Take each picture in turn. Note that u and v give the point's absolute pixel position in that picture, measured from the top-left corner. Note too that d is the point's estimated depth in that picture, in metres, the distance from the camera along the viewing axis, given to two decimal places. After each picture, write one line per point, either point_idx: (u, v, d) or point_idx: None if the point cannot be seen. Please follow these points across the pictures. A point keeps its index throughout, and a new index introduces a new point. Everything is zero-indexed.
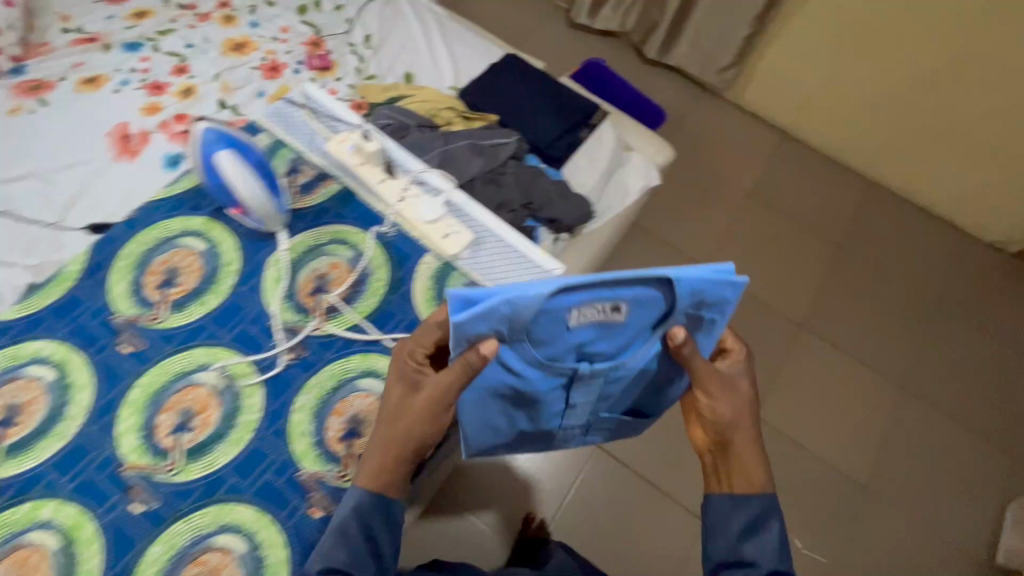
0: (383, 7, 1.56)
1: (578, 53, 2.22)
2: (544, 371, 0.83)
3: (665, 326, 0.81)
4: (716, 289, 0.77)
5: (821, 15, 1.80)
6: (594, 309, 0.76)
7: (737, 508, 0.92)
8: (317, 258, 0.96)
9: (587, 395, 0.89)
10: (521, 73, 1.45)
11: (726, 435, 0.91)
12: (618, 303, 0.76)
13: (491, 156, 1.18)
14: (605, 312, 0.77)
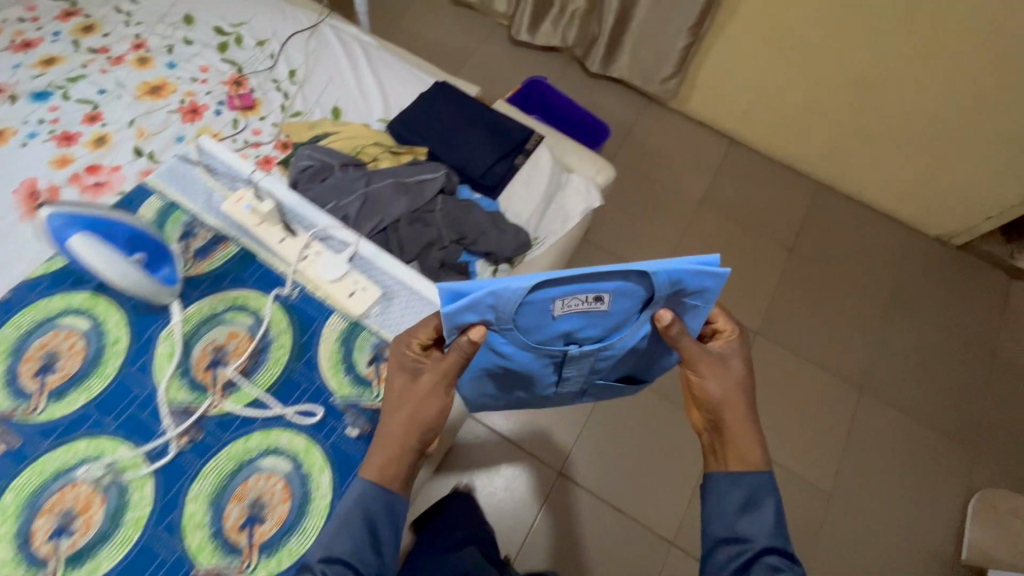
0: (308, 40, 1.52)
1: (522, 70, 2.20)
2: (536, 350, 0.90)
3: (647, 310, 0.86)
4: (696, 279, 0.81)
5: (755, 24, 1.80)
6: (576, 297, 0.83)
7: (738, 484, 0.90)
8: (214, 328, 0.92)
9: (578, 369, 0.96)
10: (452, 100, 1.42)
11: (721, 412, 0.91)
12: (599, 291, 0.82)
13: (417, 194, 1.14)
14: (586, 299, 0.83)
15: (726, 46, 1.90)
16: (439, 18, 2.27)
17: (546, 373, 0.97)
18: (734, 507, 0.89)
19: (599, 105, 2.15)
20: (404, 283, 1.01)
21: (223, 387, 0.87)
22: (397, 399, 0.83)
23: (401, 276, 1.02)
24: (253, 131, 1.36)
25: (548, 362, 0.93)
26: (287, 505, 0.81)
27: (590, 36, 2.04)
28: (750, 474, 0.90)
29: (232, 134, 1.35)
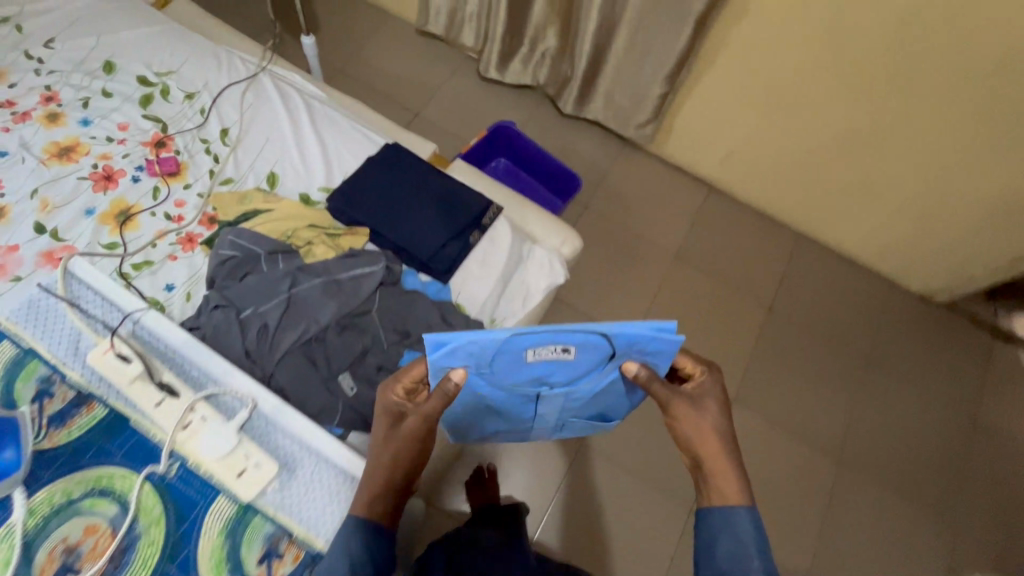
0: (244, 93, 1.36)
1: (490, 108, 2.05)
2: (506, 390, 0.87)
3: (614, 361, 0.83)
4: (661, 339, 0.78)
5: (736, 72, 1.69)
6: (543, 348, 0.80)
7: (724, 523, 0.79)
8: (66, 522, 0.68)
9: (549, 408, 0.94)
10: (402, 169, 1.28)
11: (698, 452, 0.83)
12: (566, 345, 0.80)
13: (352, 292, 1.00)
14: (554, 351, 0.81)
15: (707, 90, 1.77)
16: (403, 50, 2.12)
17: (517, 411, 0.94)
18: (721, 549, 0.79)
19: (572, 148, 2.02)
20: (320, 455, 0.80)
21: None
22: (377, 445, 0.77)
23: (318, 444, 0.81)
24: (176, 203, 1.21)
25: (517, 402, 0.90)
26: None
27: (561, 76, 1.91)
28: (732, 515, 0.80)
29: (151, 206, 1.20)
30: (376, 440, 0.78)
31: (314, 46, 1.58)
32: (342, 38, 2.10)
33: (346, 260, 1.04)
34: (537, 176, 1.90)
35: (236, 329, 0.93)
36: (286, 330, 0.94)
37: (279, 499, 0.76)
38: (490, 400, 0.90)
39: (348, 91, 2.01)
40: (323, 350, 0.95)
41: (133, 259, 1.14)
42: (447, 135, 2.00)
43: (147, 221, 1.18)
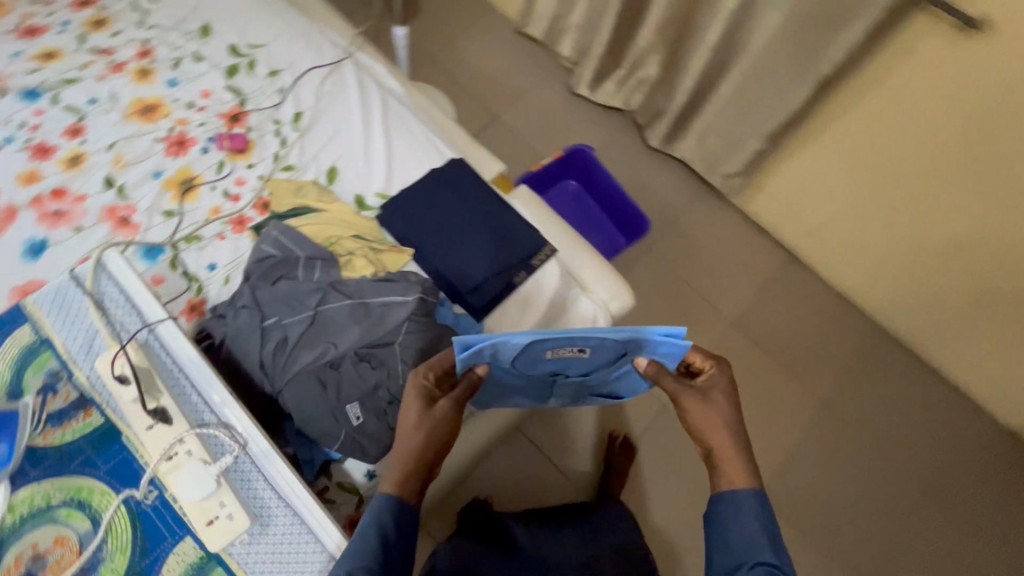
0: (324, 78, 1.34)
1: (572, 124, 1.94)
2: (525, 378, 0.92)
3: (628, 360, 0.87)
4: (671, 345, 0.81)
5: (850, 143, 1.50)
6: (560, 348, 0.83)
7: (736, 513, 0.78)
8: (39, 528, 0.67)
9: (562, 391, 0.98)
10: (463, 190, 1.22)
11: (709, 446, 0.83)
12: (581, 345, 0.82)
13: (378, 321, 0.96)
14: (570, 349, 0.83)
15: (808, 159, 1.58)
16: (497, 46, 2.04)
17: (538, 394, 1.00)
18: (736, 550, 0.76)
19: (649, 182, 1.89)
20: (301, 526, 0.68)
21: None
22: (410, 424, 0.78)
23: (304, 514, 0.68)
24: (237, 181, 1.21)
25: (535, 386, 0.96)
26: None
27: (655, 106, 1.77)
28: (744, 504, 0.79)
29: (213, 180, 1.20)
30: (406, 419, 0.79)
31: (405, 36, 1.53)
32: (440, 22, 2.05)
33: (381, 284, 1.00)
34: (604, 206, 1.79)
35: (257, 337, 0.91)
36: (304, 348, 0.91)
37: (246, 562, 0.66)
38: (509, 384, 0.95)
39: (433, 80, 1.97)
40: (336, 375, 0.92)
41: (186, 231, 1.15)
42: (522, 143, 1.92)
43: (206, 194, 1.19)
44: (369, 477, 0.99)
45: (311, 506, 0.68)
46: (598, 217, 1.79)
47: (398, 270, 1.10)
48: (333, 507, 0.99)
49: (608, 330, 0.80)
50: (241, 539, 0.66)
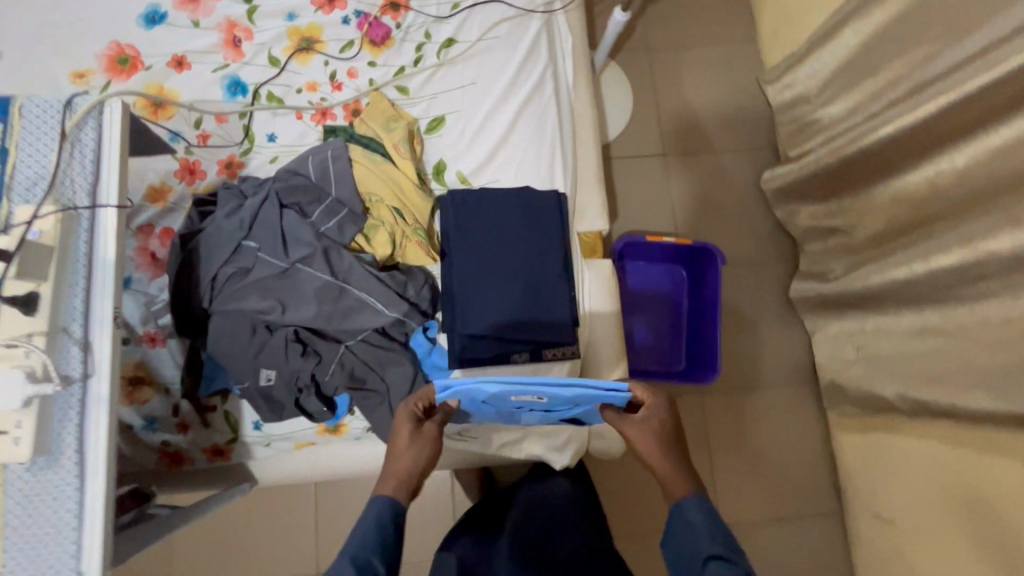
0: (502, 20, 1.15)
1: (733, 215, 1.63)
2: (490, 406, 0.86)
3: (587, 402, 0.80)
4: (624, 396, 0.75)
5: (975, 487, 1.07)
6: (522, 396, 0.75)
7: (686, 528, 0.74)
8: None
9: (530, 417, 0.92)
10: (538, 234, 1.02)
11: (655, 467, 0.82)
12: (541, 394, 0.74)
13: (340, 314, 0.85)
14: (531, 397, 0.75)
15: (918, 456, 1.21)
16: (725, 84, 1.70)
17: (506, 417, 0.94)
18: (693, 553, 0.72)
19: (757, 330, 1.57)
20: (80, 504, 0.59)
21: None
22: (403, 448, 0.78)
23: (91, 495, 0.59)
24: (349, 71, 1.10)
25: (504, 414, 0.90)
26: None
27: (823, 267, 1.42)
28: (689, 514, 0.76)
29: (332, 56, 1.10)
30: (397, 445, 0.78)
31: (620, 25, 1.29)
32: (689, 20, 1.72)
33: (373, 279, 0.87)
34: (693, 320, 1.51)
35: (225, 250, 0.84)
36: (256, 291, 0.83)
37: (11, 493, 0.58)
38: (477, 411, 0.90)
39: (634, 74, 1.69)
40: (268, 335, 0.85)
41: (273, 89, 1.07)
42: (666, 198, 1.63)
43: (316, 65, 1.09)
44: (255, 428, 0.97)
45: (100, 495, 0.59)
46: (679, 324, 1.52)
47: (411, 269, 0.95)
48: (205, 430, 0.96)
49: (560, 385, 0.71)
50: (23, 469, 0.59)
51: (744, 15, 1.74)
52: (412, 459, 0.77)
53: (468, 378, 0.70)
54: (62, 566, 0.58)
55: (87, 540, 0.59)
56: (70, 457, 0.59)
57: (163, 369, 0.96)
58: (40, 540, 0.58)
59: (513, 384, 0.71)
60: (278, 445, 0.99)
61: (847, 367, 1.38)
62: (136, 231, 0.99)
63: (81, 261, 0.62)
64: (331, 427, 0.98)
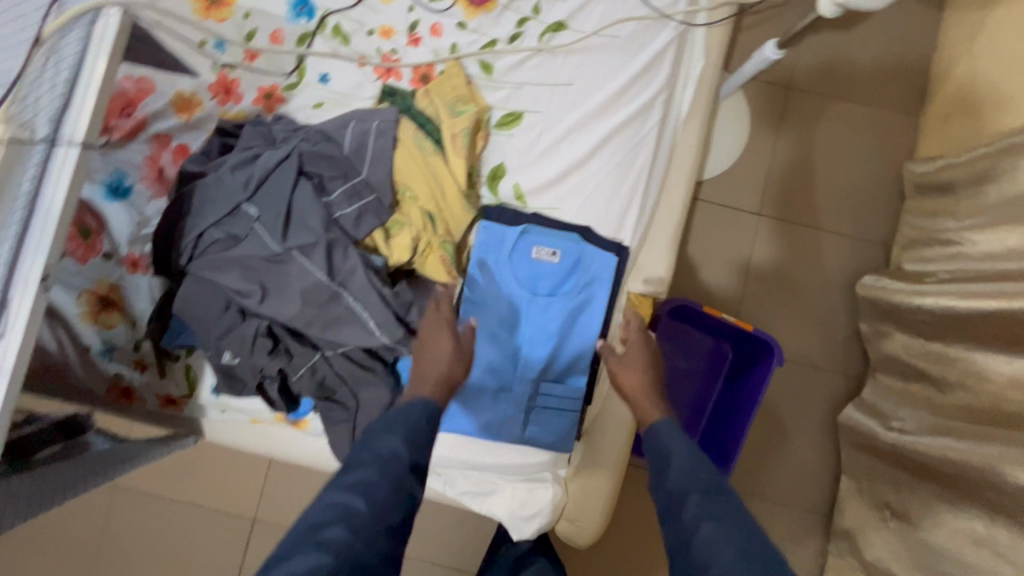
0: (630, 18, 0.94)
1: (809, 307, 1.41)
2: (496, 292, 0.84)
3: (587, 290, 0.86)
4: (613, 266, 0.87)
5: None
6: (538, 250, 0.85)
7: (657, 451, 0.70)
8: None
9: (522, 344, 0.84)
10: (581, 291, 0.85)
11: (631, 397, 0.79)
12: (556, 250, 0.86)
13: (323, 320, 0.73)
14: (547, 254, 0.85)
15: None
16: (860, 157, 1.43)
17: (497, 345, 0.84)
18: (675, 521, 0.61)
19: (787, 440, 1.39)
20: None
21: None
22: (442, 350, 0.73)
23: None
24: (434, 26, 0.92)
25: (500, 322, 0.84)
26: None
27: (890, 409, 1.22)
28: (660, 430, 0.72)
29: (420, 3, 0.93)
30: (433, 342, 0.74)
31: (766, 61, 1.02)
32: (847, 68, 1.43)
33: (372, 291, 0.74)
34: (719, 408, 1.35)
35: (222, 208, 0.72)
36: (239, 267, 0.72)
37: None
38: (475, 312, 0.84)
39: (759, 113, 1.43)
40: (240, 318, 0.74)
41: (343, 22, 0.92)
42: (742, 263, 1.42)
43: (398, 8, 0.93)
44: (212, 393, 0.89)
45: None
46: (703, 406, 1.38)
47: (423, 286, 0.82)
48: (161, 378, 0.88)
49: (573, 234, 0.87)
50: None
51: (915, 81, 1.44)
52: (452, 366, 0.72)
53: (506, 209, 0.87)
54: None
55: None
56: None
57: (136, 299, 0.87)
58: None
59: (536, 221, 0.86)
60: (233, 415, 0.91)
61: (874, 529, 1.20)
62: (151, 138, 0.88)
63: (21, 202, 0.50)
64: (291, 419, 0.89)
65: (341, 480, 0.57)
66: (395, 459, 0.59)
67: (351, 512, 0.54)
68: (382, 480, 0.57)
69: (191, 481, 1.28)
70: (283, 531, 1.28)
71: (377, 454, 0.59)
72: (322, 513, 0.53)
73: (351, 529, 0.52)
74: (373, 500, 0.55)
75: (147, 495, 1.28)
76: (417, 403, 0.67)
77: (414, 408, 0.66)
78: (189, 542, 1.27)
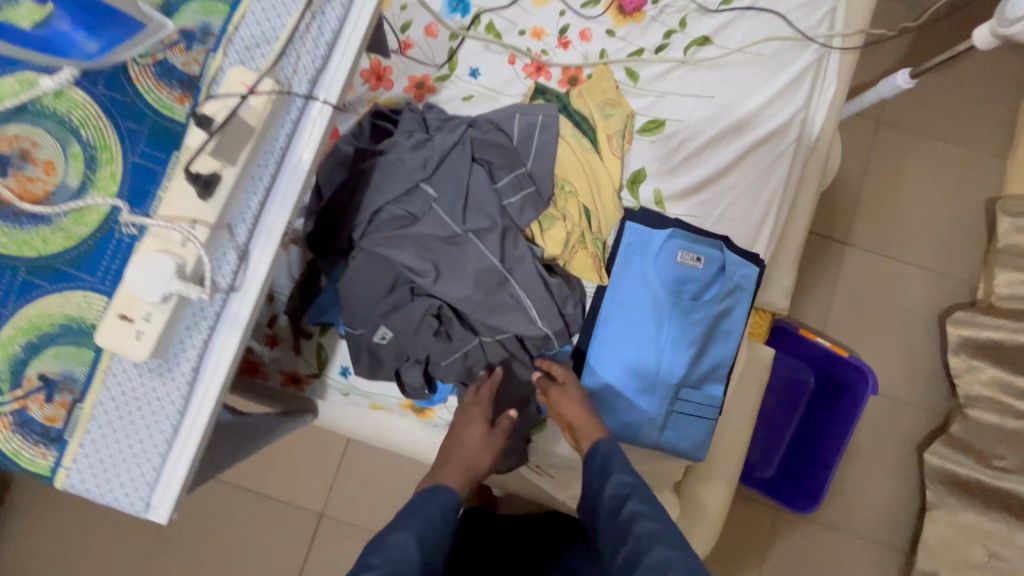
0: (772, 38, 0.96)
1: (895, 340, 1.40)
2: (639, 293, 0.84)
3: (726, 299, 0.86)
4: (751, 277, 0.87)
5: None
6: (683, 255, 0.84)
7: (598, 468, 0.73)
8: (53, 136, 0.50)
9: (662, 347, 0.83)
10: (721, 298, 0.85)
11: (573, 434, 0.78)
12: (700, 257, 0.85)
13: (490, 308, 0.76)
14: (691, 261, 0.84)
15: None
16: (948, 194, 1.44)
17: (639, 348, 0.83)
18: (617, 514, 0.67)
19: (867, 473, 1.37)
20: (174, 430, 0.49)
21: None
22: (471, 440, 0.77)
23: (188, 425, 0.50)
24: (583, 32, 0.95)
25: (642, 325, 0.83)
26: None
27: (988, 448, 1.20)
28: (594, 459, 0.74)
29: (571, 8, 0.95)
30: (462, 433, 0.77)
31: (897, 89, 1.03)
32: (939, 106, 1.45)
33: (540, 282, 0.77)
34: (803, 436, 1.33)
35: (402, 186, 0.74)
36: (416, 245, 0.74)
37: (111, 387, 0.49)
38: (618, 313, 0.84)
39: (849, 144, 1.45)
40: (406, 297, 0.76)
41: (496, 20, 0.94)
42: (828, 291, 1.41)
43: (551, 11, 0.95)
44: (342, 373, 0.87)
45: (201, 426, 0.50)
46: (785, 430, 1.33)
47: (572, 280, 0.83)
48: (293, 354, 0.87)
49: (715, 243, 0.86)
50: (133, 364, 0.49)
51: (1006, 123, 1.45)
52: (479, 457, 0.76)
53: (650, 215, 0.87)
54: (134, 494, 0.49)
55: (170, 471, 0.49)
56: (184, 372, 0.49)
57: (276, 274, 0.86)
58: (123, 449, 0.49)
59: (681, 226, 0.86)
60: (356, 399, 0.89)
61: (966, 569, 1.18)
62: None
63: (275, 155, 0.51)
64: (418, 406, 0.88)
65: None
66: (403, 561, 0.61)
67: None
68: None
69: (261, 468, 1.26)
70: (352, 528, 1.24)
71: (389, 556, 0.61)
72: None
73: None
74: None
75: (218, 483, 1.25)
76: (438, 495, 0.71)
77: (435, 502, 0.70)
78: (254, 531, 1.24)
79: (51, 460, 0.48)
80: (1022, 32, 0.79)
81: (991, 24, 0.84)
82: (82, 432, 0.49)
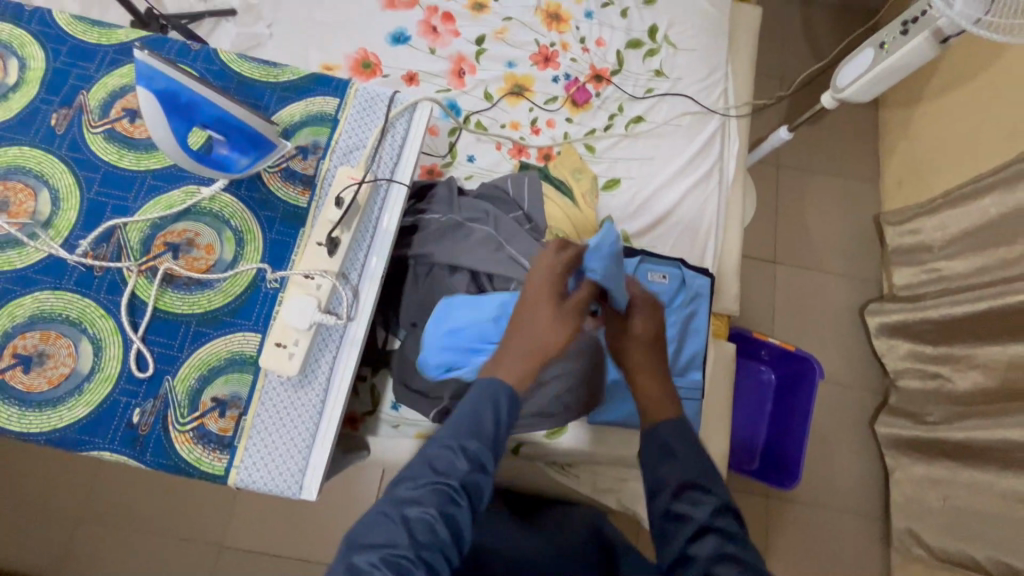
0: (686, 113, 1.29)
1: (831, 335, 1.68)
2: None
3: (690, 305, 1.09)
4: (704, 286, 1.11)
5: None
6: (652, 275, 1.08)
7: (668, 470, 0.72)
8: (210, 225, 0.70)
9: None
10: (687, 303, 1.10)
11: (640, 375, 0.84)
12: (664, 275, 1.09)
13: (479, 261, 0.93)
14: (659, 278, 1.09)
15: None
16: (842, 215, 1.80)
17: None
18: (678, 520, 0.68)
19: (834, 452, 1.58)
20: (315, 428, 0.66)
21: (109, 265, 0.67)
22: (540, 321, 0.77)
23: (325, 425, 0.66)
24: (548, 121, 1.25)
25: None
26: (20, 390, 0.64)
27: (920, 409, 1.46)
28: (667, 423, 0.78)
29: (537, 105, 1.26)
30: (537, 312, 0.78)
31: (781, 140, 1.37)
32: (821, 149, 1.84)
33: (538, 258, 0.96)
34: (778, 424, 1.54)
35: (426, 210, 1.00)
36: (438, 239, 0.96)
37: (266, 401, 0.66)
38: None
39: (759, 186, 1.81)
40: (427, 243, 0.96)
41: (482, 119, 1.23)
42: (770, 302, 1.70)
43: (522, 109, 1.25)
44: (393, 408, 1.03)
45: (335, 425, 0.66)
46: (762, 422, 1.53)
47: None
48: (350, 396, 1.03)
49: (671, 263, 1.12)
50: (280, 381, 0.66)
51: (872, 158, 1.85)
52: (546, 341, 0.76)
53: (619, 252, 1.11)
54: (287, 483, 0.64)
55: (313, 461, 0.65)
56: (320, 382, 0.67)
57: None
58: (274, 450, 0.65)
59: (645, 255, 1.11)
60: (405, 431, 1.03)
61: (929, 515, 1.38)
62: None
63: (370, 226, 0.73)
64: None
65: (395, 494, 0.65)
66: (447, 469, 0.66)
67: (392, 543, 0.61)
68: (428, 506, 0.63)
69: (293, 534, 1.29)
70: None
71: (435, 468, 0.66)
72: (370, 528, 0.62)
73: (381, 558, 0.60)
74: (410, 531, 0.62)
75: (253, 555, 1.27)
76: (485, 396, 0.72)
77: (480, 403, 0.71)
78: None
79: (225, 463, 0.64)
80: (849, 96, 1.14)
81: (830, 92, 1.19)
82: (246, 438, 0.65)
